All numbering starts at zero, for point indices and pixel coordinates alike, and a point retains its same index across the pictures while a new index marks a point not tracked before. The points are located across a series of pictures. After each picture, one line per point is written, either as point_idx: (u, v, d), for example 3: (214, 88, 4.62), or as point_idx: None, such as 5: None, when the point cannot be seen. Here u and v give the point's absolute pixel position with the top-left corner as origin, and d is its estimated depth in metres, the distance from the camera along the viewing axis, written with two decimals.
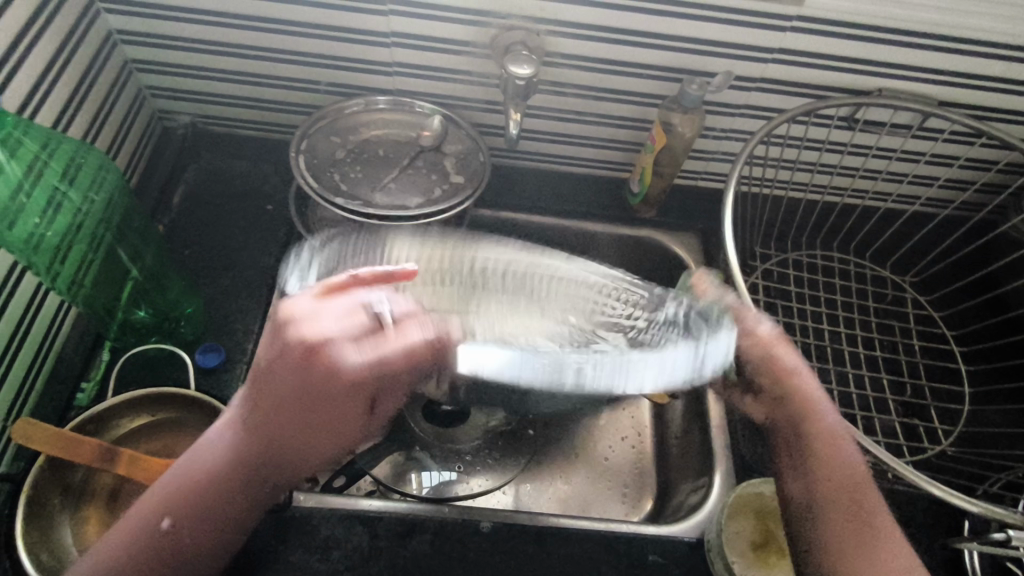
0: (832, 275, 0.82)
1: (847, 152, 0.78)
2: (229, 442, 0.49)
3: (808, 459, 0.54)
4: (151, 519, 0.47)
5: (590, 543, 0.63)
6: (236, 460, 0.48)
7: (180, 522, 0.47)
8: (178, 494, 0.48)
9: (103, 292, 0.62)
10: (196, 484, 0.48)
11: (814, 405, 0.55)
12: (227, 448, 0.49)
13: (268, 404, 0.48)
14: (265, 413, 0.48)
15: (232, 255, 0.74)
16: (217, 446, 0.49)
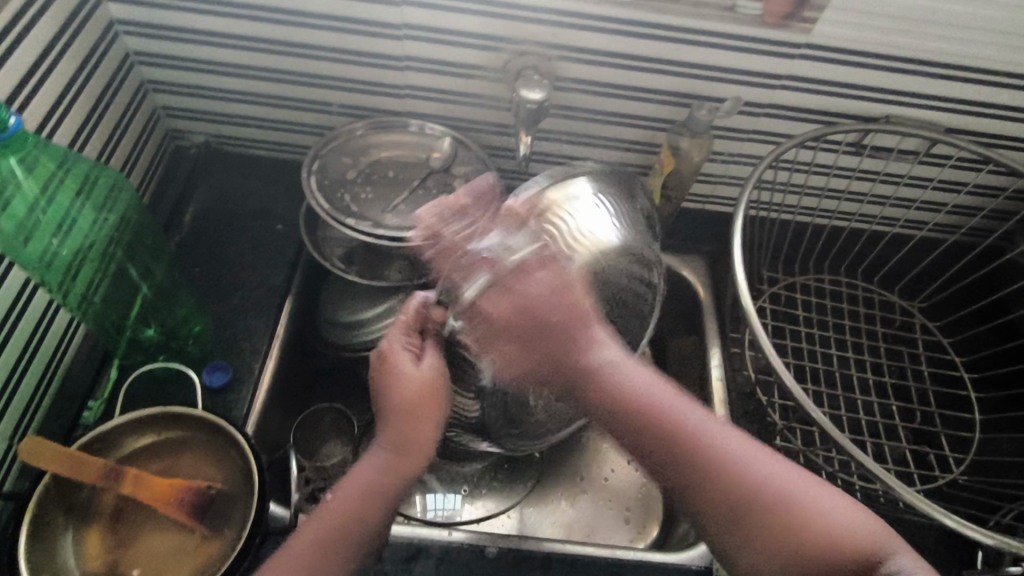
0: (840, 300, 0.82)
1: (854, 178, 0.78)
2: (354, 490, 0.52)
3: (716, 496, 0.48)
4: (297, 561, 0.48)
5: (597, 570, 0.62)
6: (375, 506, 0.51)
7: (334, 555, 0.49)
8: (319, 535, 0.50)
9: (111, 309, 0.63)
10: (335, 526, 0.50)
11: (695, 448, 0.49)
12: (354, 499, 0.51)
13: (390, 462, 0.53)
14: (390, 468, 0.53)
15: (240, 274, 0.74)
16: (348, 497, 0.51)
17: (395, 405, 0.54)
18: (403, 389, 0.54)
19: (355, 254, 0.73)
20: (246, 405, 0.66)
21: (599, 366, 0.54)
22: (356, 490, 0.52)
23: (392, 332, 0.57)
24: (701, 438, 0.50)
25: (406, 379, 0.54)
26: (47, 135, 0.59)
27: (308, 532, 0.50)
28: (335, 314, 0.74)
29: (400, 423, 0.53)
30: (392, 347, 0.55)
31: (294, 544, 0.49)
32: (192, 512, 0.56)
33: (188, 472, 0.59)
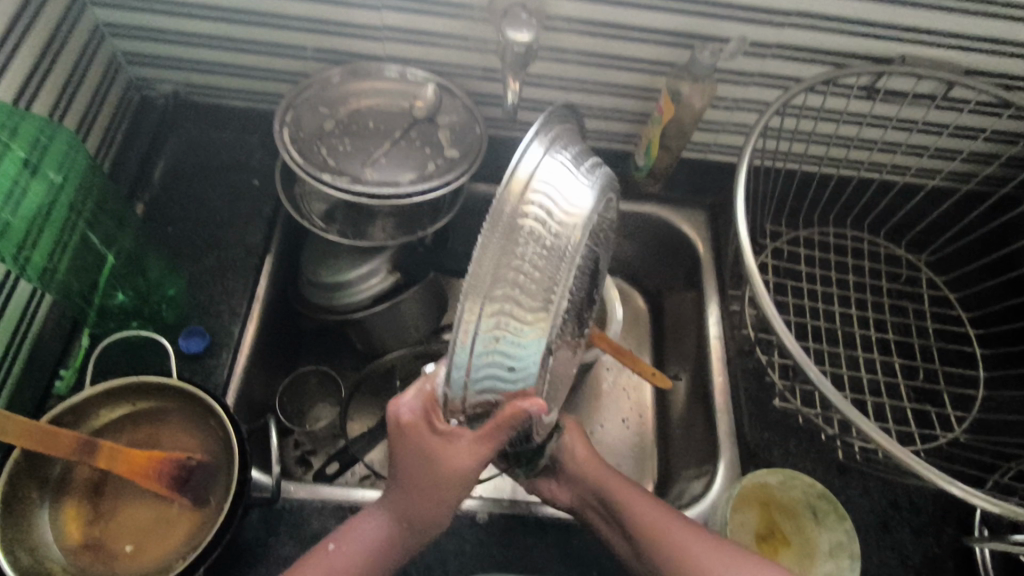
0: (845, 254, 0.79)
1: (866, 123, 0.73)
2: (348, 552, 0.50)
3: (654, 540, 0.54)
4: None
5: (591, 533, 0.62)
6: (367, 572, 0.50)
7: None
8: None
9: (78, 280, 0.59)
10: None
11: (657, 528, 0.54)
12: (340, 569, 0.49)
13: (403, 516, 0.51)
14: (401, 525, 0.51)
15: (216, 234, 0.71)
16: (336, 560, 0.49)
17: (406, 468, 0.49)
18: (417, 454, 0.48)
19: (336, 211, 0.71)
20: (226, 371, 0.63)
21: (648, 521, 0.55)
22: (349, 554, 0.50)
23: (410, 399, 0.50)
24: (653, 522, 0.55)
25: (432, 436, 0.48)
26: None
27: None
28: (317, 275, 0.71)
29: (412, 485, 0.50)
30: (408, 411, 0.49)
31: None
32: (174, 483, 0.55)
33: (168, 442, 0.57)
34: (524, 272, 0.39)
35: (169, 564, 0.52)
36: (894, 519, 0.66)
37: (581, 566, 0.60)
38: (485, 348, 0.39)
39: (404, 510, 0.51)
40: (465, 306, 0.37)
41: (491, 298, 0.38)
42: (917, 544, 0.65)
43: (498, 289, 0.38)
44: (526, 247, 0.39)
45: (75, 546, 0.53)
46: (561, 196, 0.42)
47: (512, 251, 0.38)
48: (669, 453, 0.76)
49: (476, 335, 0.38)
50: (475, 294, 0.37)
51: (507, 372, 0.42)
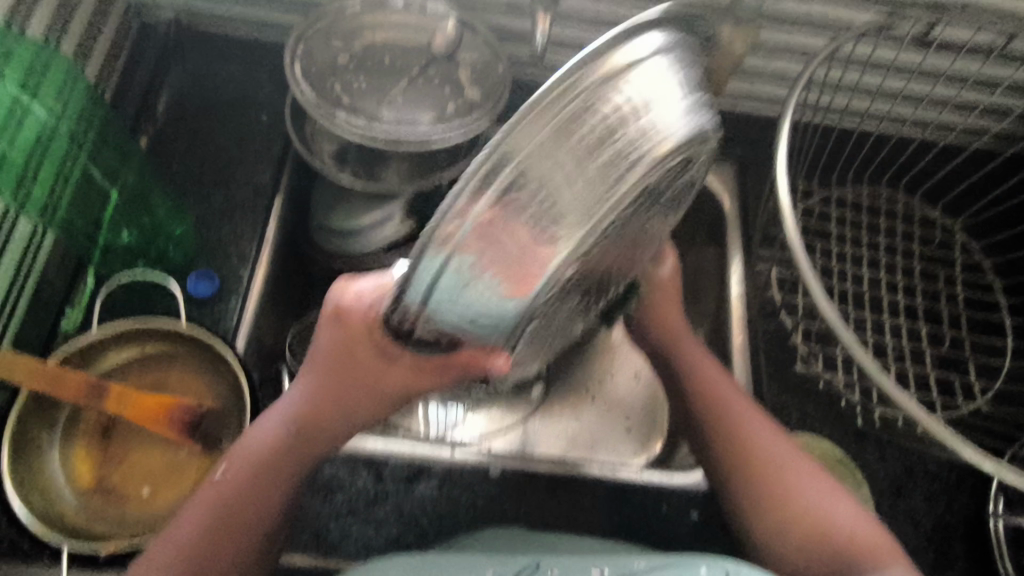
0: (877, 216, 0.76)
1: (914, 77, 0.68)
2: (253, 444, 0.44)
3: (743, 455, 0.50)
4: (185, 534, 0.42)
5: (603, 491, 0.61)
6: (274, 467, 0.44)
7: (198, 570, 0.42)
8: (202, 517, 0.43)
9: (80, 214, 0.57)
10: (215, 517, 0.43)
11: (748, 441, 0.50)
12: (247, 464, 0.44)
13: (312, 405, 0.44)
14: (304, 434, 0.44)
15: (223, 173, 0.68)
16: (244, 460, 0.44)
17: (316, 356, 0.42)
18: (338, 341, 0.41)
19: (348, 153, 0.68)
20: (235, 317, 0.62)
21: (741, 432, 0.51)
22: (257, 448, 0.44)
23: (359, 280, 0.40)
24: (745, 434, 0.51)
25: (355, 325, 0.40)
26: None
27: (195, 506, 0.43)
28: (328, 220, 0.68)
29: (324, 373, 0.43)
30: (337, 294, 0.41)
31: (199, 512, 0.43)
32: (184, 430, 0.54)
33: (177, 386, 0.56)
34: (575, 161, 0.29)
35: (181, 510, 0.51)
36: (908, 486, 0.66)
37: (592, 523, 0.60)
38: (463, 277, 0.29)
39: (305, 401, 0.44)
40: (469, 187, 0.28)
41: (511, 189, 0.28)
42: (929, 512, 0.65)
43: (514, 192, 0.28)
44: (571, 159, 0.29)
45: (85, 488, 0.52)
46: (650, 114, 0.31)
47: (563, 147, 0.28)
48: None
49: (461, 244, 0.28)
50: (502, 156, 0.27)
51: (475, 318, 0.31)
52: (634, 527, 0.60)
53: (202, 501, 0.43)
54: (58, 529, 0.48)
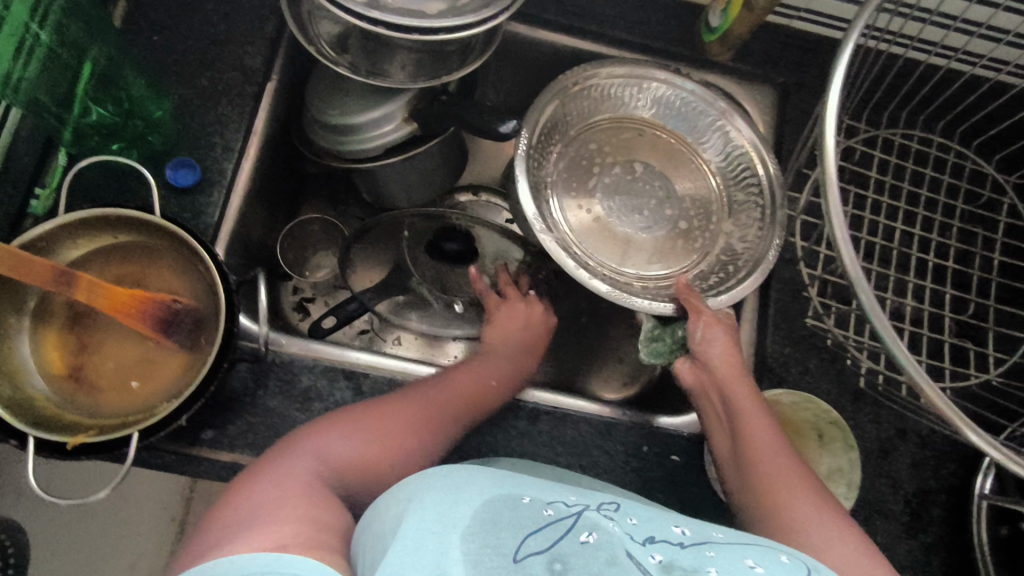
0: (924, 164, 0.69)
1: (1003, 7, 0.60)
2: (461, 384, 0.57)
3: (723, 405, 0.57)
4: (364, 435, 0.49)
5: (585, 426, 0.60)
6: (470, 407, 0.56)
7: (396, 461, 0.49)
8: (404, 416, 0.51)
9: (50, 90, 0.52)
10: (420, 419, 0.52)
11: (724, 389, 0.57)
12: (451, 393, 0.55)
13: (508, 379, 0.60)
14: (472, 395, 0.56)
15: (209, 49, 0.61)
16: (446, 391, 0.55)
17: (530, 361, 0.64)
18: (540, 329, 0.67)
19: (350, 38, 0.62)
20: (218, 212, 0.58)
21: (722, 380, 0.58)
22: (461, 385, 0.56)
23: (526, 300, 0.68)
24: (722, 381, 0.58)
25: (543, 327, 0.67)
26: None
27: (371, 417, 0.50)
28: (326, 111, 0.63)
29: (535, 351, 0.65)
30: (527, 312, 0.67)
31: (384, 415, 0.51)
32: (159, 326, 0.52)
33: (154, 280, 0.54)
34: None
35: (156, 406, 0.50)
36: (897, 450, 0.64)
37: (571, 457, 0.59)
38: None
39: (506, 373, 0.60)
40: None
41: None
42: (913, 477, 0.64)
43: None
44: None
45: (57, 375, 0.51)
46: (751, 213, 0.66)
47: None
48: None
49: None
50: None
51: None
52: (614, 465, 0.59)
53: (403, 400, 0.53)
54: (29, 418, 0.47)
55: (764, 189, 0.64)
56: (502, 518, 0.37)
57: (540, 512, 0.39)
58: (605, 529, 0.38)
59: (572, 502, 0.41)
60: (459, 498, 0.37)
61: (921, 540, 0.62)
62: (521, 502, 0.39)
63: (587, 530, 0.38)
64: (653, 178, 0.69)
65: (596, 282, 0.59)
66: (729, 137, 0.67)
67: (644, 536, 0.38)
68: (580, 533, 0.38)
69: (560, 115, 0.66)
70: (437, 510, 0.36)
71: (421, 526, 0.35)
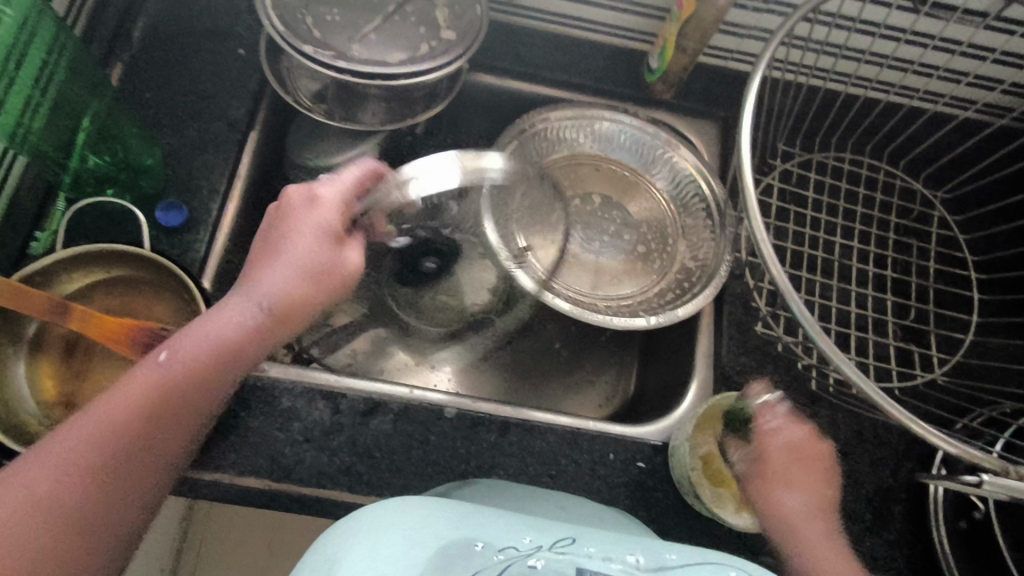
0: (857, 184, 0.75)
1: (904, 40, 0.67)
2: (164, 381, 0.44)
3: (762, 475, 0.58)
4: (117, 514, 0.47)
5: (552, 437, 0.63)
6: (193, 395, 0.44)
7: (112, 493, 0.41)
8: (68, 457, 0.40)
9: (51, 140, 0.57)
10: (120, 434, 0.42)
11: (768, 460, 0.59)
12: (208, 349, 0.46)
13: (265, 326, 0.48)
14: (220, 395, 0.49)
15: (196, 103, 0.67)
16: (139, 388, 0.43)
17: (296, 311, 0.49)
18: (304, 263, 0.50)
19: (326, 91, 0.68)
20: (204, 248, 0.63)
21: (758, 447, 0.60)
22: (182, 367, 0.45)
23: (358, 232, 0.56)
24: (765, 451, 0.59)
25: (306, 259, 0.50)
26: None
27: None
28: (304, 154, 0.69)
29: (280, 303, 0.48)
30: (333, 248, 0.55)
31: None
32: (146, 352, 0.55)
33: (142, 311, 0.57)
34: None
35: None
36: (856, 451, 0.67)
37: (539, 465, 0.62)
38: None
39: (258, 330, 0.47)
40: None
41: None
42: (873, 476, 0.66)
43: None
44: None
45: (48, 402, 0.54)
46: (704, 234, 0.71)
47: None
48: (645, 371, 0.76)
49: None
50: None
51: None
52: (581, 474, 0.62)
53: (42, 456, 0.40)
54: (20, 440, 0.49)
55: (712, 210, 0.70)
56: (453, 563, 0.39)
57: (493, 556, 0.40)
58: (553, 556, 0.41)
59: (526, 544, 0.42)
60: (411, 544, 0.39)
61: (885, 538, 0.64)
62: (475, 546, 0.41)
63: (535, 555, 0.41)
64: (609, 211, 0.75)
65: (556, 300, 0.65)
66: (678, 166, 0.72)
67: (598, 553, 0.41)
68: (528, 560, 0.40)
69: (520, 158, 0.71)
70: (391, 553, 0.38)
71: (376, 563, 0.37)
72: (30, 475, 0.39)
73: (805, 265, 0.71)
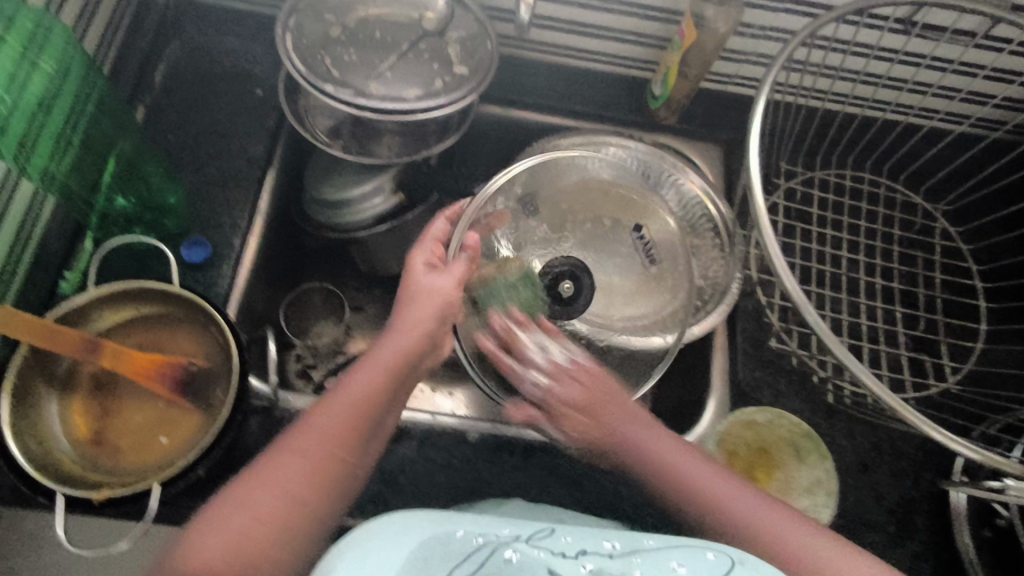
0: (859, 199, 0.77)
1: (898, 60, 0.70)
2: (352, 397, 0.51)
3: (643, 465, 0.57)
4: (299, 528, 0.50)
5: (574, 457, 0.64)
6: (371, 402, 0.51)
7: (301, 528, 0.45)
8: (306, 468, 0.46)
9: (79, 181, 0.58)
10: (304, 475, 0.46)
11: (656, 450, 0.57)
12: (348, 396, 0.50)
13: (412, 342, 0.55)
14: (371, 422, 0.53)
15: (217, 143, 0.70)
16: (347, 404, 0.50)
17: (430, 325, 0.56)
18: (422, 295, 0.57)
19: (342, 126, 0.70)
20: (228, 283, 0.64)
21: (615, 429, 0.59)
22: (363, 386, 0.52)
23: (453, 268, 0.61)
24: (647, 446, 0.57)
25: (420, 293, 0.58)
26: None
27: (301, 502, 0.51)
28: (322, 187, 0.70)
29: (414, 324, 0.56)
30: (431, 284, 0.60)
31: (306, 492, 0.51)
32: (176, 387, 0.57)
33: (170, 347, 0.59)
34: None
35: (175, 461, 0.54)
36: (875, 462, 0.67)
37: (562, 486, 0.63)
38: None
39: (412, 344, 0.55)
40: None
41: None
42: (893, 486, 0.66)
43: None
44: None
45: (81, 439, 0.55)
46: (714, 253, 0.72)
47: None
48: None
49: None
50: None
51: None
52: (604, 493, 0.63)
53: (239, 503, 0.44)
54: (56, 478, 0.50)
55: (721, 230, 0.72)
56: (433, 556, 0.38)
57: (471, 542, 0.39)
58: (530, 550, 0.39)
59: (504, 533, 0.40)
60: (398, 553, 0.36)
61: (909, 549, 0.64)
62: (454, 533, 0.39)
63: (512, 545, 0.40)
64: (623, 234, 0.71)
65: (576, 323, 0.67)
66: (682, 186, 0.73)
67: (572, 550, 0.40)
68: (504, 552, 0.39)
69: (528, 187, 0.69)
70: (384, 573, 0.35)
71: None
72: (235, 521, 0.43)
73: (814, 280, 0.73)
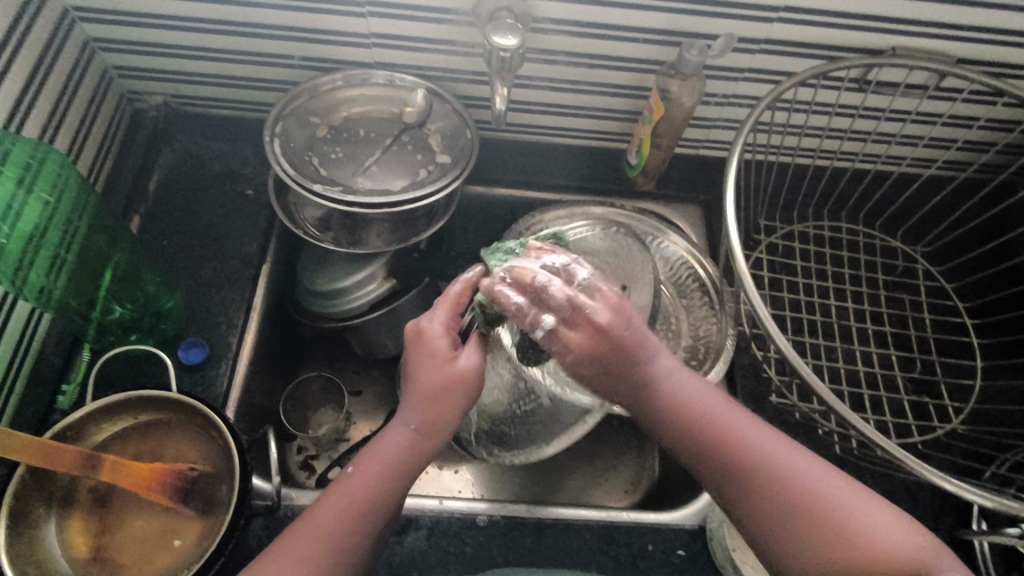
0: (840, 247, 0.79)
1: (859, 115, 0.73)
2: (359, 484, 0.48)
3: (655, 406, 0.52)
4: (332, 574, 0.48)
5: (588, 534, 0.63)
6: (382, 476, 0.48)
7: None
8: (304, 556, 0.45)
9: (77, 295, 0.59)
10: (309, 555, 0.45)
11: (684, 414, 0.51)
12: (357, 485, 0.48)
13: (425, 440, 0.50)
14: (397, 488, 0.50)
15: (211, 243, 0.71)
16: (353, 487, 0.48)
17: (448, 415, 0.50)
18: (438, 393, 0.50)
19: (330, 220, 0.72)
20: (226, 382, 0.65)
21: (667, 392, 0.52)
22: (373, 476, 0.49)
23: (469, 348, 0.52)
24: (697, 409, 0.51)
25: (439, 388, 0.50)
26: (16, 127, 0.58)
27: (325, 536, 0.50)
28: (313, 279, 0.71)
29: (426, 418, 0.50)
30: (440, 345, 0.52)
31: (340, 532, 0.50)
32: (177, 494, 0.55)
33: (170, 453, 0.58)
34: None
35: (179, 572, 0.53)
36: None
37: (580, 565, 0.61)
38: None
39: (427, 427, 0.50)
40: None
41: None
42: None
43: None
44: None
45: (81, 558, 0.54)
46: (702, 312, 0.73)
47: None
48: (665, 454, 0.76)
49: None
50: None
51: None
52: (621, 569, 0.61)
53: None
54: None
55: (710, 290, 0.73)
56: None
57: None
58: None
59: None
60: None
61: None
62: None
63: None
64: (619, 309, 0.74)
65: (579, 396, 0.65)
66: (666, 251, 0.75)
67: None
68: None
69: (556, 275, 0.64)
70: None
71: None
72: None
73: (806, 330, 0.73)
